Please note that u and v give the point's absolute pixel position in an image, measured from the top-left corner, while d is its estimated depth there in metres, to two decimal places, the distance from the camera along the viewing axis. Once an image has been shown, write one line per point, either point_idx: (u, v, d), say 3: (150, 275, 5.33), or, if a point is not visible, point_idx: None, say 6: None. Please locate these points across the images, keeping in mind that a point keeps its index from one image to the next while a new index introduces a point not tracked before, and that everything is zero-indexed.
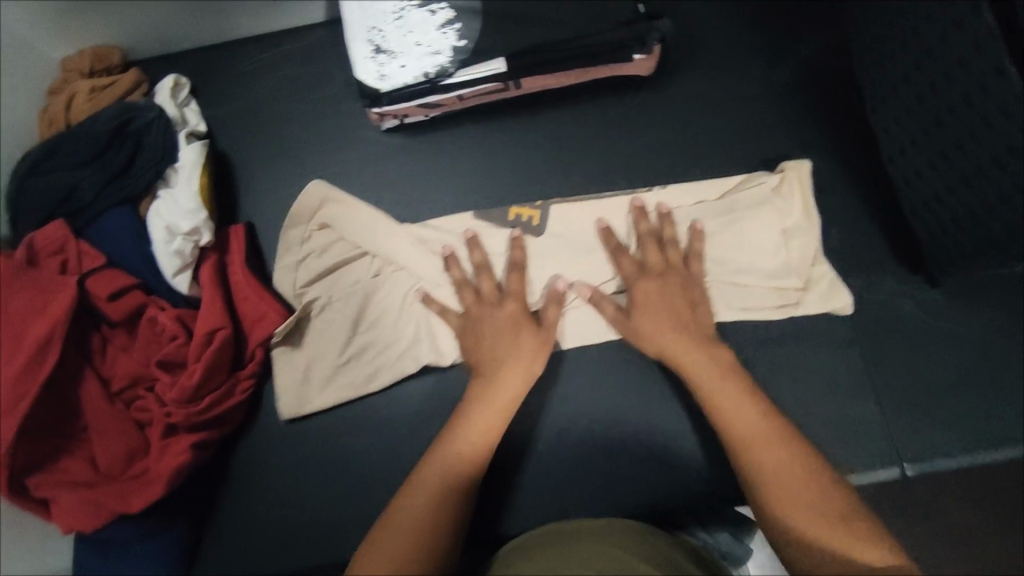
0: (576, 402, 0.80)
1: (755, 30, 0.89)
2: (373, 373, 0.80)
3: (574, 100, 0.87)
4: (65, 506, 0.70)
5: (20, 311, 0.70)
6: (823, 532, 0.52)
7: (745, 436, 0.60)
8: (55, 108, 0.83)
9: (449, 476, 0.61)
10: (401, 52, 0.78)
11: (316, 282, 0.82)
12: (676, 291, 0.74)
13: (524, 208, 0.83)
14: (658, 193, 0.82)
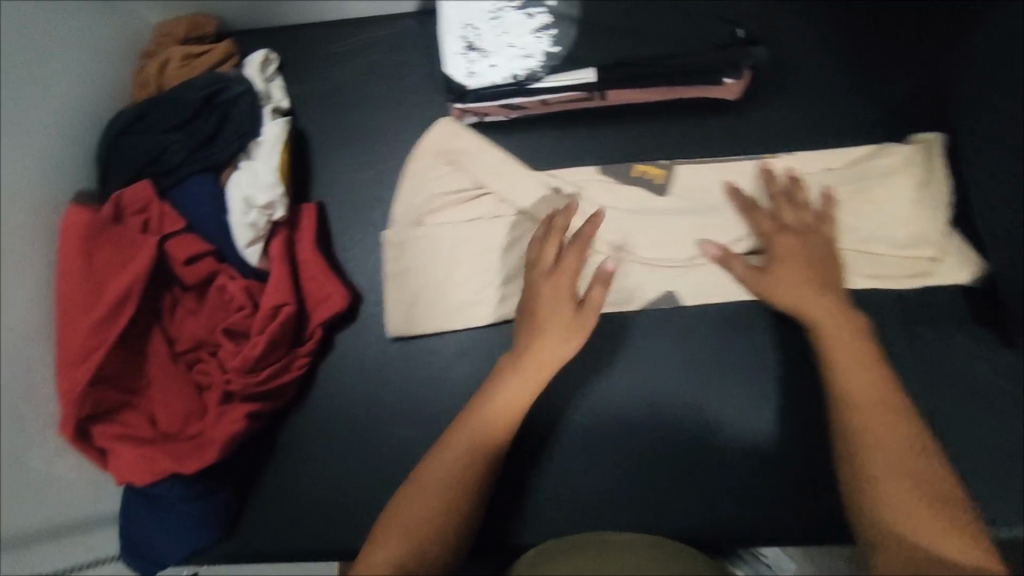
0: (651, 374, 0.80)
1: (849, 65, 0.87)
2: (489, 304, 0.82)
3: (657, 117, 0.87)
4: (121, 459, 0.72)
5: (102, 265, 0.73)
6: (926, 521, 0.56)
7: (871, 411, 0.63)
8: (150, 71, 0.85)
9: (455, 479, 0.64)
10: (493, 52, 0.78)
11: (433, 214, 0.84)
12: (818, 247, 0.76)
13: (651, 166, 0.85)
14: (787, 159, 0.84)
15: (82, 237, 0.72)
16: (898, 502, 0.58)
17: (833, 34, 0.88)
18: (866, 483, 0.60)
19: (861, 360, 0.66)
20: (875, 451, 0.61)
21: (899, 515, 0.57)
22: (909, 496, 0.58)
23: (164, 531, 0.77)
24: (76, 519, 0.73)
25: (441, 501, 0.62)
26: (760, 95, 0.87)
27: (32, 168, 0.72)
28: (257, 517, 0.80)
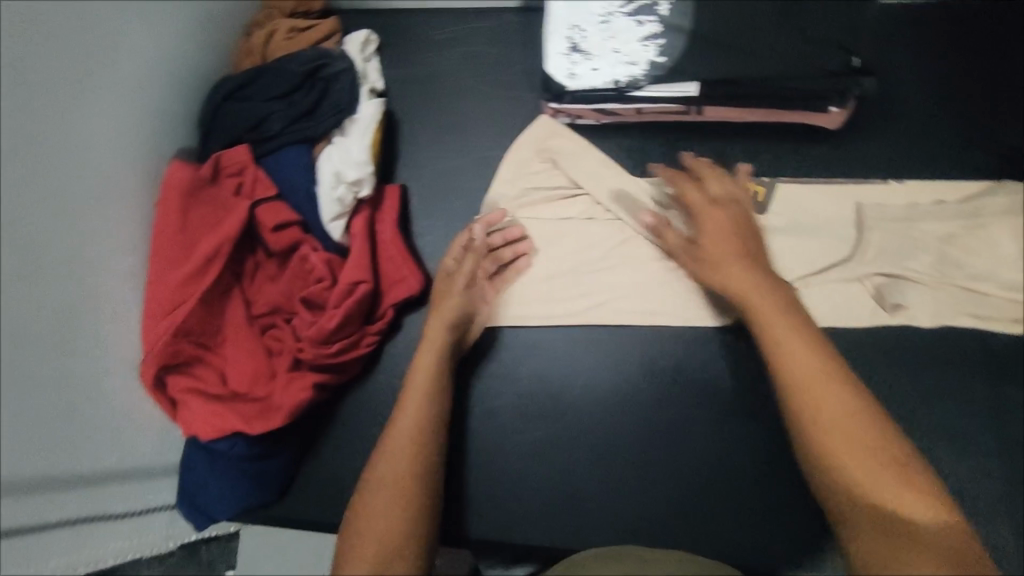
0: (554, 349, 0.83)
1: (954, 107, 0.85)
2: (577, 300, 0.84)
3: (750, 136, 0.86)
4: (193, 411, 0.74)
5: (196, 222, 0.75)
6: (880, 483, 0.51)
7: (808, 372, 0.57)
8: (256, 41, 0.87)
9: (404, 473, 0.63)
10: (597, 55, 0.78)
11: (526, 207, 0.87)
12: (732, 219, 0.73)
13: (752, 182, 0.84)
14: (896, 188, 0.83)
15: (179, 193, 0.74)
16: (885, 492, 0.51)
17: (944, 71, 0.86)
18: (846, 471, 0.52)
19: (803, 328, 0.61)
20: (847, 437, 0.53)
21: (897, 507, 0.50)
22: (900, 485, 0.51)
23: (217, 488, 0.78)
24: (144, 464, 0.76)
25: (417, 451, 0.65)
26: (859, 127, 0.85)
27: (139, 124, 0.74)
28: (309, 484, 0.82)
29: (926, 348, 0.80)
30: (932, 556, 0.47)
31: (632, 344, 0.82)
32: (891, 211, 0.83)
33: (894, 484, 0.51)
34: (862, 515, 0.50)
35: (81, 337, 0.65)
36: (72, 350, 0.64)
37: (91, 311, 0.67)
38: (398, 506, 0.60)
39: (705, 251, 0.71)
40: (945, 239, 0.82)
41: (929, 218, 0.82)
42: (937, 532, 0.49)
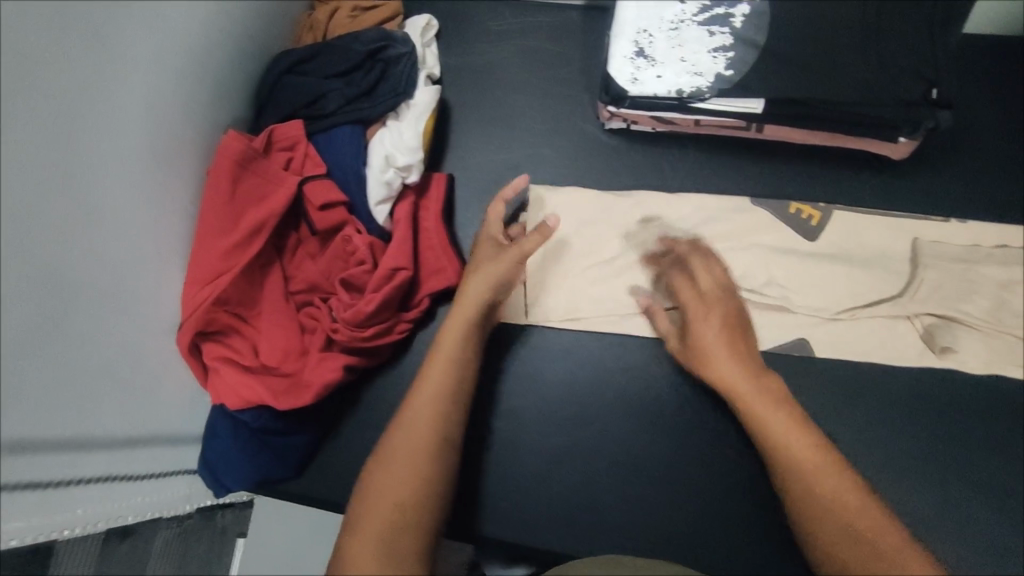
0: (587, 369, 0.81)
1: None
2: (610, 311, 0.82)
3: (808, 159, 0.83)
4: (223, 381, 0.74)
5: (243, 193, 0.75)
6: (892, 562, 0.53)
7: (799, 456, 0.61)
8: (319, 16, 0.88)
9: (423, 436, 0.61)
10: (662, 63, 0.77)
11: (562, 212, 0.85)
12: (728, 316, 0.71)
13: (807, 206, 0.82)
14: (955, 227, 0.80)
15: (233, 162, 0.73)
16: (844, 504, 0.57)
17: (1020, 111, 0.82)
18: (809, 497, 0.58)
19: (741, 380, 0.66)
20: (796, 459, 0.61)
21: (853, 521, 0.56)
22: (841, 489, 0.58)
23: (238, 459, 0.77)
24: (164, 429, 0.75)
25: (431, 439, 0.61)
26: (923, 161, 0.82)
27: (199, 90, 0.74)
28: (328, 463, 0.82)
29: (971, 394, 0.77)
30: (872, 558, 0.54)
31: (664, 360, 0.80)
32: (951, 250, 0.80)
33: (841, 487, 0.58)
34: (834, 536, 0.56)
35: (123, 295, 0.65)
36: (111, 306, 0.64)
37: (134, 270, 0.67)
38: (405, 494, 0.57)
39: (695, 336, 0.71)
40: (1002, 283, 0.79)
41: (989, 262, 0.79)
42: (863, 526, 0.56)
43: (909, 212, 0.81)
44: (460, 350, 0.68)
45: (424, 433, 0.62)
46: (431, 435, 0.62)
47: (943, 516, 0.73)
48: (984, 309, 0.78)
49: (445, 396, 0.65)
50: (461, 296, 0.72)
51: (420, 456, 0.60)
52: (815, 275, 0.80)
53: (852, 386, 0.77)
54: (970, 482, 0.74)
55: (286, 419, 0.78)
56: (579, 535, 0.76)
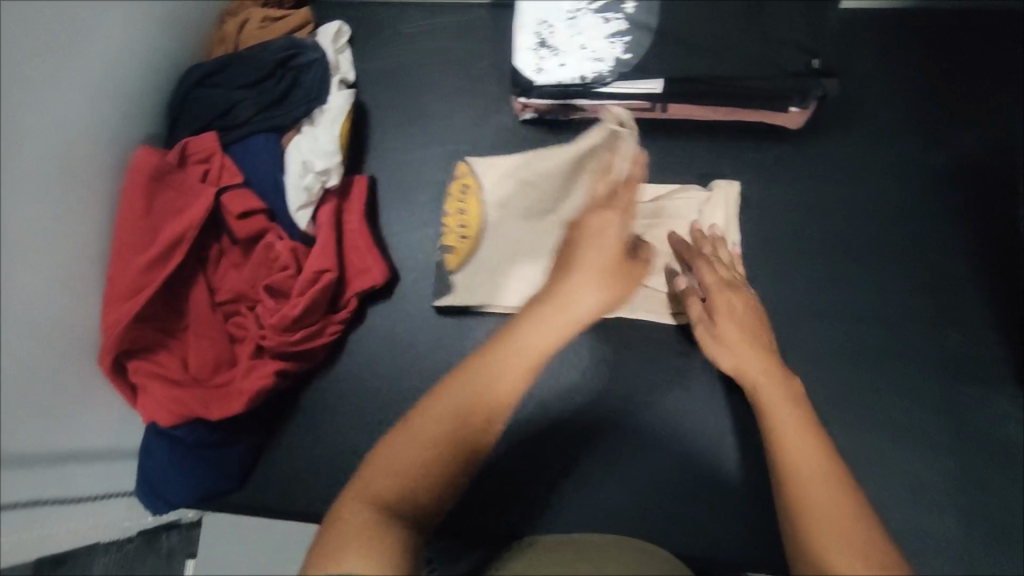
0: None
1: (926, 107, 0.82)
2: (527, 295, 0.81)
3: (715, 132, 0.85)
4: (152, 398, 0.73)
5: (160, 207, 0.75)
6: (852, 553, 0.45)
7: (782, 434, 0.54)
8: (228, 28, 0.88)
9: (453, 438, 0.47)
10: (565, 52, 0.78)
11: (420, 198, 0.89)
12: (754, 314, 0.68)
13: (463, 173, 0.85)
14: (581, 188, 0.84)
15: (146, 179, 0.73)
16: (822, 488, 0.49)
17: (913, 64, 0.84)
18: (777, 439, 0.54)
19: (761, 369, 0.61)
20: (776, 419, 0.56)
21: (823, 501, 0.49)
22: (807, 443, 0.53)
23: (177, 477, 0.76)
24: (96, 451, 0.73)
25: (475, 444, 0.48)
26: (833, 123, 0.83)
27: (109, 106, 0.74)
28: (270, 471, 0.82)
29: (897, 345, 0.76)
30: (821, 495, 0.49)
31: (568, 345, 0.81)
32: (864, 205, 0.80)
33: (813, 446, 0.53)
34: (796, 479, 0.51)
35: (42, 321, 0.64)
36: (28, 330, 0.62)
37: (49, 293, 0.65)
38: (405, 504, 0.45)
39: (717, 308, 0.67)
40: (906, 240, 0.79)
41: (895, 214, 0.80)
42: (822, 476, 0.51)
43: (820, 173, 0.82)
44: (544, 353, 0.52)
45: (439, 450, 0.47)
46: (466, 431, 0.48)
47: (873, 464, 0.72)
48: (884, 264, 0.78)
49: (494, 413, 0.49)
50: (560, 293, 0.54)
51: (454, 461, 0.47)
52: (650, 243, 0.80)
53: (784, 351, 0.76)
54: (903, 434, 0.73)
55: (223, 429, 0.78)
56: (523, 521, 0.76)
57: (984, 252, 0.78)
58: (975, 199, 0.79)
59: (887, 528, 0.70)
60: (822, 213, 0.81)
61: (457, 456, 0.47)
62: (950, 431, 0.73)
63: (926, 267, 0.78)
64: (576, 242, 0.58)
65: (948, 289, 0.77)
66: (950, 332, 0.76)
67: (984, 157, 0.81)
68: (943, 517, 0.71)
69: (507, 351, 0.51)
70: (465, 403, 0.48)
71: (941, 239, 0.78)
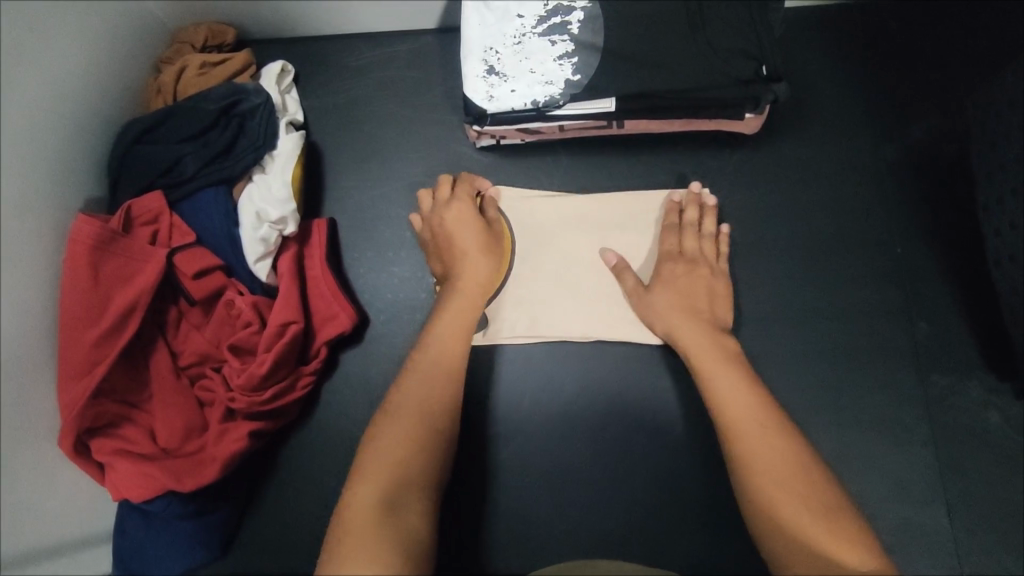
0: (494, 391, 0.79)
1: (877, 101, 0.83)
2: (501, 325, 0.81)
3: (672, 143, 0.85)
4: (120, 475, 0.70)
5: (108, 275, 0.71)
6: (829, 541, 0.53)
7: (740, 418, 0.62)
8: (166, 79, 0.85)
9: (415, 415, 0.61)
10: (514, 77, 0.77)
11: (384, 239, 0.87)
12: (699, 276, 0.75)
13: None
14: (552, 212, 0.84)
15: (90, 248, 0.70)
16: (786, 474, 0.58)
17: (859, 59, 0.84)
18: (722, 404, 0.63)
19: (699, 339, 0.70)
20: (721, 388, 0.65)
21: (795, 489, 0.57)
22: (753, 405, 0.63)
23: (156, 551, 0.73)
24: (63, 539, 0.69)
25: (429, 409, 0.62)
26: (788, 124, 0.83)
27: (45, 175, 0.70)
28: (252, 536, 0.78)
29: (870, 341, 0.76)
30: (774, 462, 0.59)
31: (553, 372, 0.80)
32: (825, 204, 0.81)
33: (758, 410, 0.63)
34: (760, 459, 0.59)
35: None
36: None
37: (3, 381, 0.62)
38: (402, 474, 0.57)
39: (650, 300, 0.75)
40: (869, 234, 0.79)
41: (856, 209, 0.80)
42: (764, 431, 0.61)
43: (779, 176, 0.82)
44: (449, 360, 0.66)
45: (411, 425, 0.60)
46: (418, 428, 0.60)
47: (860, 463, 0.72)
48: (851, 260, 0.79)
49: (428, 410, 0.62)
50: (460, 279, 0.73)
51: (413, 443, 0.59)
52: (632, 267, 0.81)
53: (760, 360, 0.76)
54: (885, 430, 0.73)
55: (199, 499, 0.74)
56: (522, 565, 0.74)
57: (944, 239, 0.79)
58: (931, 188, 0.80)
59: (879, 526, 0.70)
60: (785, 215, 0.81)
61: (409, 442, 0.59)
62: (929, 423, 0.73)
63: (892, 260, 0.78)
64: (455, 232, 0.76)
65: (914, 279, 0.78)
66: (920, 323, 0.76)
67: (934, 147, 0.81)
68: (931, 509, 0.71)
69: (416, 362, 0.66)
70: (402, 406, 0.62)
71: (902, 231, 0.79)
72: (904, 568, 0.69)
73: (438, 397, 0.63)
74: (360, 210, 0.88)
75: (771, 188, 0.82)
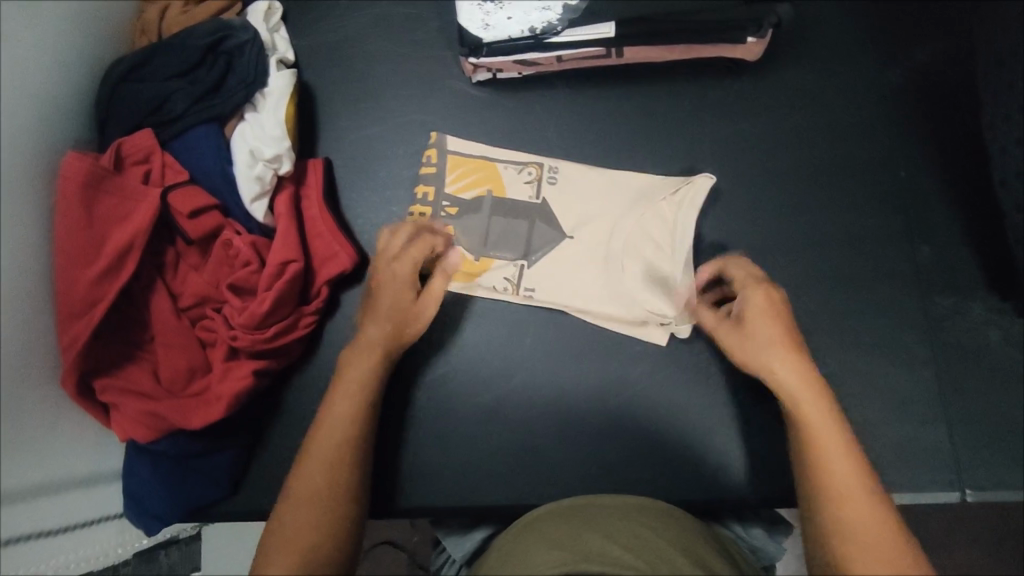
0: (490, 330, 0.79)
1: (878, 25, 0.82)
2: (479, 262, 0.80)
3: (673, 73, 0.83)
4: (126, 414, 0.70)
5: (102, 215, 0.70)
6: None
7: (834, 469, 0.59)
8: (149, 17, 0.83)
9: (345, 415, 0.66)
10: (510, 4, 0.77)
11: (378, 180, 0.85)
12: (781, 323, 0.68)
13: (428, 151, 0.84)
14: (550, 164, 0.82)
15: (81, 187, 0.68)
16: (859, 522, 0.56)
17: None
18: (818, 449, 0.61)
19: (803, 391, 0.64)
20: (826, 449, 0.60)
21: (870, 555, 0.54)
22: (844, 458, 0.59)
23: (162, 492, 0.73)
24: (69, 480, 0.70)
25: (361, 387, 0.68)
26: (790, 51, 0.82)
27: (33, 113, 0.68)
28: (259, 475, 0.78)
29: (876, 267, 0.76)
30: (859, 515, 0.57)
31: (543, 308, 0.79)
32: (830, 132, 0.80)
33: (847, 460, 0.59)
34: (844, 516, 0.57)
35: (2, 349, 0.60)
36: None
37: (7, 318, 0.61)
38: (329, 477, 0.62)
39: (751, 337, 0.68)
40: (873, 160, 0.79)
41: (860, 136, 0.79)
42: (861, 500, 0.57)
43: (782, 105, 0.81)
44: (356, 407, 0.66)
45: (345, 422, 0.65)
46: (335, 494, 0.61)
47: (863, 387, 0.73)
48: (855, 188, 0.78)
49: (339, 470, 0.63)
50: (382, 298, 0.72)
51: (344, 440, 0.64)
52: (601, 240, 0.80)
53: None
54: (887, 353, 0.74)
55: (205, 438, 0.74)
56: (533, 497, 0.74)
57: (949, 163, 0.78)
58: (933, 113, 0.79)
59: (884, 446, 0.71)
60: (788, 144, 0.80)
61: (331, 509, 0.60)
62: (934, 344, 0.74)
63: (897, 186, 0.78)
64: (381, 282, 0.73)
65: (919, 205, 0.77)
66: (924, 247, 0.76)
67: (938, 70, 0.80)
68: (934, 428, 0.71)
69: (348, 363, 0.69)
70: (315, 473, 0.62)
71: (907, 156, 0.78)
72: (907, 485, 0.70)
73: (345, 457, 0.64)
74: (354, 149, 0.86)
75: (775, 116, 0.81)
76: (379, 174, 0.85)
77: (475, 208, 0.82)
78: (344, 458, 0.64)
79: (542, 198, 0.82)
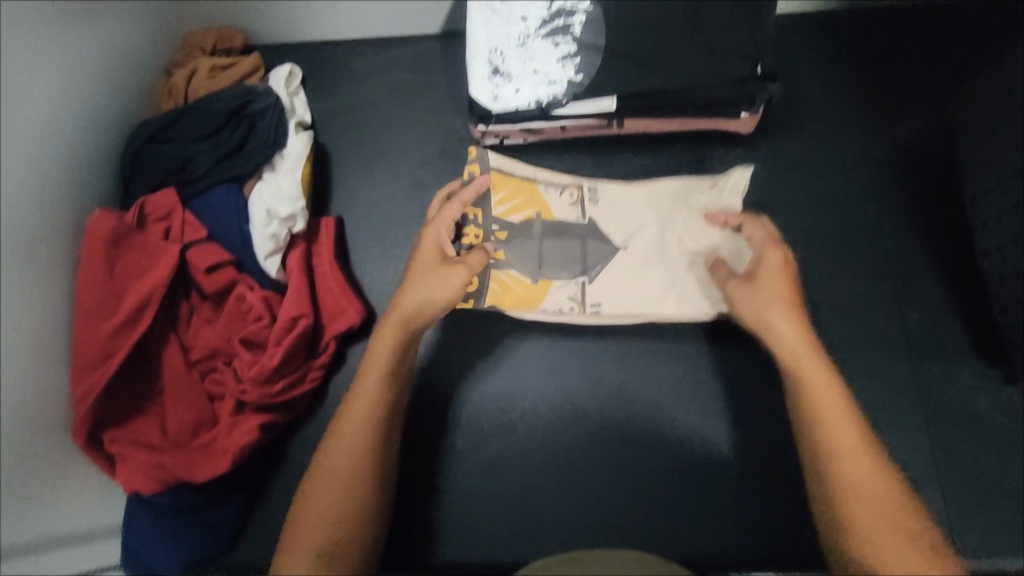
0: (496, 383, 0.82)
1: (865, 100, 0.87)
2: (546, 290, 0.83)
3: (671, 141, 0.87)
4: (132, 466, 0.71)
5: (123, 269, 0.72)
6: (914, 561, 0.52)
7: (831, 427, 0.58)
8: (177, 81, 0.86)
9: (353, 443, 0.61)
10: (518, 77, 0.80)
11: (388, 238, 0.88)
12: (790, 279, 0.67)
13: (473, 164, 0.85)
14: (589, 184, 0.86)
15: (105, 243, 0.71)
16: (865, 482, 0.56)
17: (848, 61, 0.88)
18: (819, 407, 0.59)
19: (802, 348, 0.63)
20: (828, 408, 0.59)
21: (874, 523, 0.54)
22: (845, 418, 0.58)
23: (163, 544, 0.73)
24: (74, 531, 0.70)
25: (370, 416, 0.63)
26: (782, 123, 0.87)
27: (63, 174, 0.72)
28: (262, 526, 0.80)
29: (866, 330, 0.79)
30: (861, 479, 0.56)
31: (550, 364, 0.82)
32: (820, 200, 0.84)
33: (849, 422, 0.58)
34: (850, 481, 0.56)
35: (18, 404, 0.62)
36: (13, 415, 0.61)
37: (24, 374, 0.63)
38: (337, 516, 0.58)
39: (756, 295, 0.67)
40: (861, 228, 0.82)
41: (848, 205, 0.83)
42: (868, 463, 0.57)
43: (775, 174, 0.85)
44: (367, 436, 0.62)
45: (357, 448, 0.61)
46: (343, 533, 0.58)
47: None
48: (845, 255, 0.82)
49: (346, 505, 0.59)
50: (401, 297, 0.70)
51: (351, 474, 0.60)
52: (649, 252, 0.84)
53: None
54: (879, 415, 0.76)
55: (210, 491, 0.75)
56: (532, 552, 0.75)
57: (934, 233, 0.82)
58: (919, 184, 0.83)
59: None
60: (781, 211, 0.84)
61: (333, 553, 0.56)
62: (924, 407, 0.76)
63: (885, 253, 0.81)
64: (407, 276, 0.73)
65: (905, 273, 0.81)
66: (911, 313, 0.79)
67: (923, 145, 0.85)
68: (926, 490, 0.73)
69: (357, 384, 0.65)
70: (319, 510, 0.58)
71: (893, 224, 0.82)
72: None
73: (352, 495, 0.59)
74: (365, 208, 0.90)
75: (768, 183, 0.85)
76: (391, 233, 0.89)
77: (526, 233, 0.85)
78: (350, 493, 0.59)
79: (588, 216, 0.85)
